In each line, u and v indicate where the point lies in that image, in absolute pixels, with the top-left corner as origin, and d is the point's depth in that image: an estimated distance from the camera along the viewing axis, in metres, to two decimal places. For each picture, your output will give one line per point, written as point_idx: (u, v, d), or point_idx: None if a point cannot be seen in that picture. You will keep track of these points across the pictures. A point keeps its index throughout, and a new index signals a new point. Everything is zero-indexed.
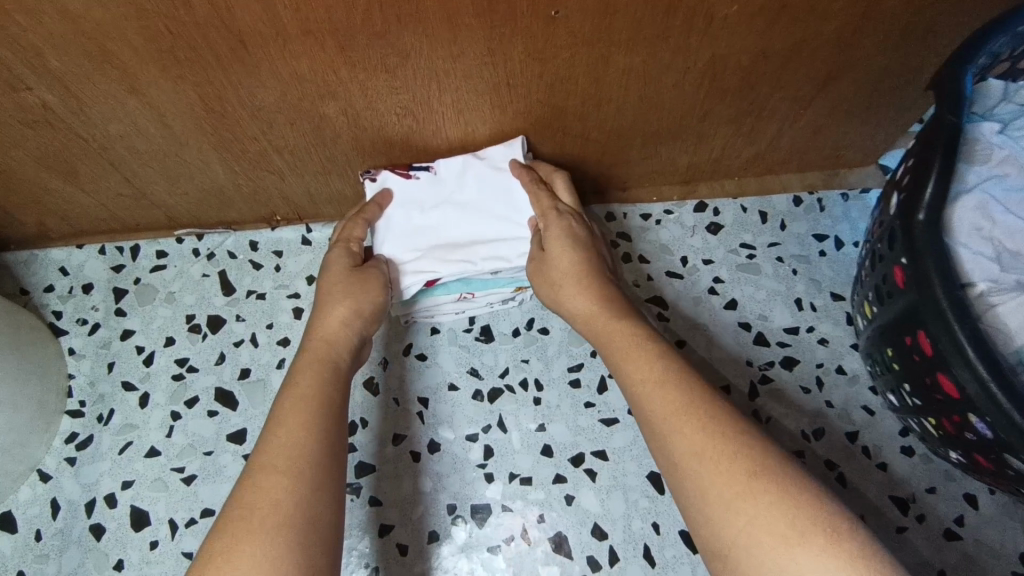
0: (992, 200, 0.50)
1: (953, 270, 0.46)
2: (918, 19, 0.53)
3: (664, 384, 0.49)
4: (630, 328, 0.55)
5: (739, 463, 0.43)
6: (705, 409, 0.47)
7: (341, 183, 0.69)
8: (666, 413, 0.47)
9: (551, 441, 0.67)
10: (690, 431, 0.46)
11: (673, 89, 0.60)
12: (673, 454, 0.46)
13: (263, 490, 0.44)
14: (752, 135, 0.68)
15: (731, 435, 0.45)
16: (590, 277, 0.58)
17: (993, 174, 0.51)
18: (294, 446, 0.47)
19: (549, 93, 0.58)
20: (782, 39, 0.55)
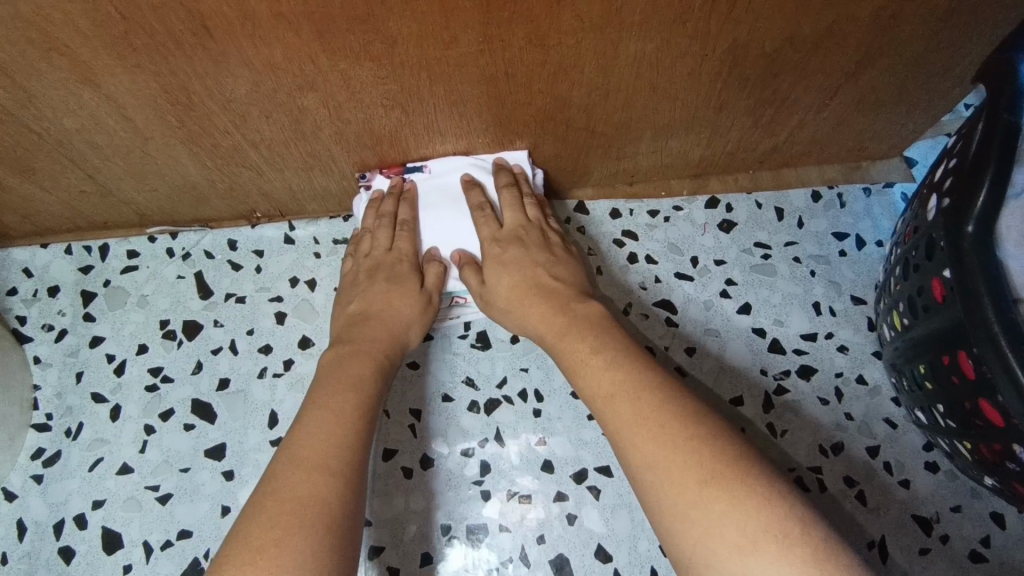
0: None
1: (1004, 286, 0.41)
2: (963, 4, 0.48)
3: (616, 394, 0.46)
4: (577, 339, 0.52)
5: (689, 470, 0.41)
6: (662, 410, 0.44)
7: (325, 180, 0.64)
8: (623, 423, 0.45)
9: (552, 456, 0.62)
10: (646, 440, 0.43)
11: (688, 78, 0.54)
12: (632, 458, 0.43)
13: (296, 509, 0.41)
14: (772, 126, 0.63)
15: (687, 441, 0.42)
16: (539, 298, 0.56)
17: None
18: (324, 466, 0.44)
19: (552, 83, 0.53)
20: (812, 24, 0.49)
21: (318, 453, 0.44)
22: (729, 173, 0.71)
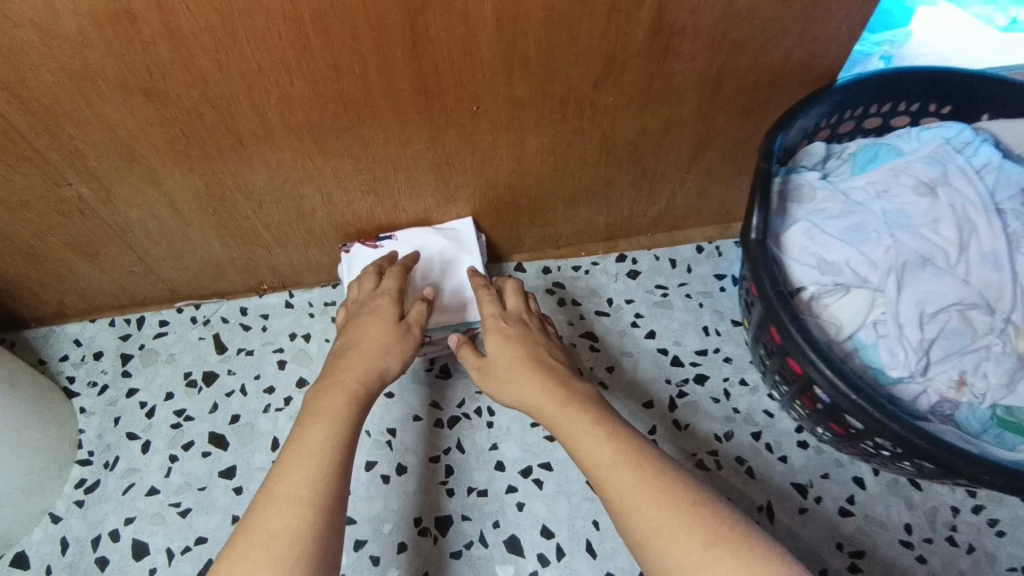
0: (816, 226, 0.64)
1: (780, 277, 0.61)
2: (751, 102, 0.71)
3: (619, 465, 0.51)
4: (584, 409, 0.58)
5: (695, 532, 0.45)
6: (661, 479, 0.49)
7: (319, 253, 0.84)
8: (625, 492, 0.49)
9: (504, 457, 0.77)
10: (650, 507, 0.47)
11: (578, 161, 0.76)
12: (635, 532, 0.47)
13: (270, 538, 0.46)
14: (651, 196, 0.85)
15: (691, 507, 0.47)
16: (533, 375, 0.62)
17: (817, 207, 0.66)
18: (294, 496, 0.49)
19: (482, 168, 0.75)
20: (654, 120, 0.72)
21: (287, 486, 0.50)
22: (633, 236, 0.93)
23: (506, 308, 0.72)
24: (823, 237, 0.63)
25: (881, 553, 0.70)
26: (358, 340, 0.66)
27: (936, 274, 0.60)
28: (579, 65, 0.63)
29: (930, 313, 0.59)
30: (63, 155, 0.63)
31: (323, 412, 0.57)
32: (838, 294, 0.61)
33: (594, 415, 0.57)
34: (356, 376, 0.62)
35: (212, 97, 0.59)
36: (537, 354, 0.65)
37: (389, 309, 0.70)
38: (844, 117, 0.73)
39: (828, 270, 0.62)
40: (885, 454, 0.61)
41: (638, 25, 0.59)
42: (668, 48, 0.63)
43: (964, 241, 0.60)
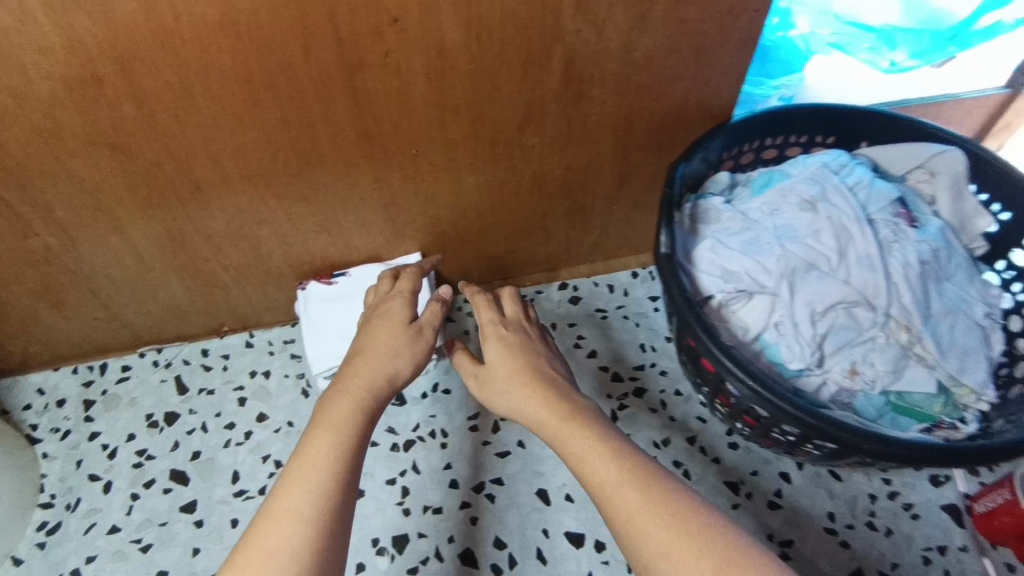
0: (720, 241, 0.72)
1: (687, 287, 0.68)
2: (661, 139, 0.81)
3: (624, 484, 0.52)
4: (589, 427, 0.59)
5: (704, 559, 0.46)
6: (667, 500, 0.50)
7: (277, 292, 0.89)
8: (633, 512, 0.50)
9: (457, 476, 0.82)
10: (660, 528, 0.48)
11: (513, 196, 0.84)
12: (643, 551, 0.48)
13: (271, 553, 0.46)
14: (585, 227, 0.93)
15: (702, 530, 0.47)
16: (536, 393, 0.64)
17: (722, 226, 0.75)
18: (290, 511, 0.49)
19: (425, 206, 0.82)
20: (577, 157, 0.81)
21: (287, 502, 0.50)
22: (574, 265, 1.00)
23: (506, 321, 0.75)
24: (726, 252, 0.71)
25: (807, 541, 0.75)
26: (368, 348, 0.67)
27: (822, 278, 0.67)
28: (504, 110, 0.71)
29: (819, 312, 0.66)
30: (32, 208, 0.69)
31: (325, 424, 0.57)
32: (742, 300, 0.69)
33: (598, 431, 0.58)
34: (361, 384, 0.62)
35: (172, 148, 0.66)
36: (535, 371, 0.68)
37: (401, 311, 0.72)
38: (743, 150, 0.83)
39: (730, 279, 0.70)
40: (791, 441, 0.69)
41: (551, 74, 0.68)
42: (580, 94, 0.72)
43: (841, 249, 0.69)
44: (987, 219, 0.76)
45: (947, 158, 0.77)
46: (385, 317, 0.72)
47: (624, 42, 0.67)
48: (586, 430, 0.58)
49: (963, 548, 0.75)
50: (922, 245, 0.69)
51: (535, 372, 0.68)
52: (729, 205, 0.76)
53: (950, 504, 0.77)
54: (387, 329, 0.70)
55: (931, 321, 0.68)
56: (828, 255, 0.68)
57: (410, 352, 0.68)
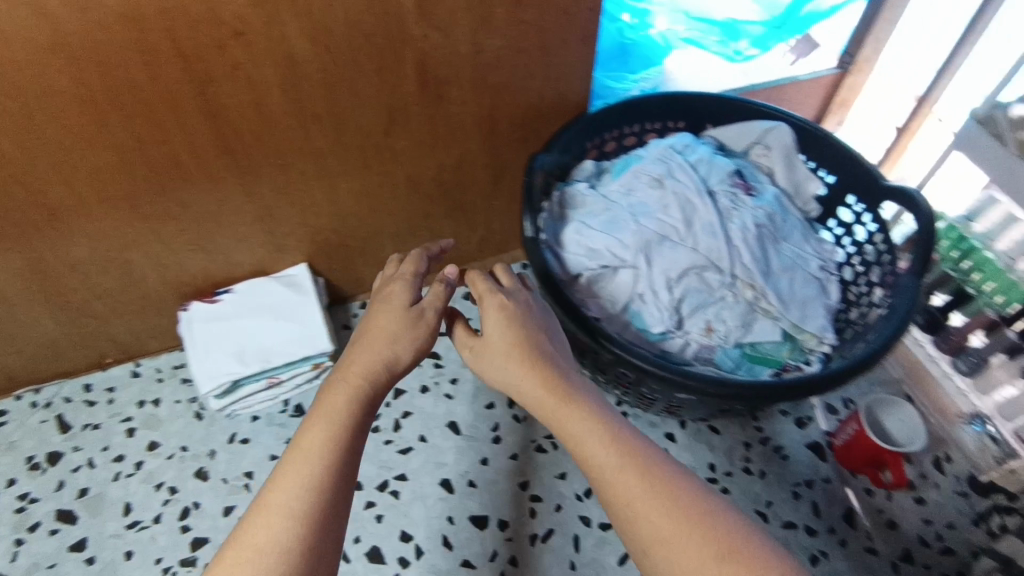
0: (584, 224, 0.77)
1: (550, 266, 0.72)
2: (526, 133, 0.86)
3: (624, 469, 0.52)
4: (586, 409, 0.57)
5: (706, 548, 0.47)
6: (662, 486, 0.51)
7: (159, 317, 0.87)
8: (634, 498, 0.51)
9: (361, 477, 0.83)
10: (658, 516, 0.50)
11: (391, 199, 0.86)
12: (641, 535, 0.50)
13: (267, 552, 0.46)
14: (469, 224, 0.97)
15: (697, 516, 0.49)
16: (537, 372, 0.60)
17: (586, 209, 0.79)
18: (285, 508, 0.48)
19: (304, 216, 0.83)
20: (449, 156, 0.84)
21: (283, 498, 0.49)
22: (465, 261, 1.04)
23: (507, 290, 0.67)
24: (589, 232, 0.75)
25: None
26: (371, 331, 0.62)
27: (673, 248, 0.74)
28: (366, 115, 0.74)
29: (675, 277, 0.73)
30: None
31: (323, 416, 0.55)
32: (605, 275, 0.74)
33: (596, 412, 0.58)
34: (360, 372, 0.58)
35: (19, 177, 0.64)
36: (536, 346, 0.62)
37: (401, 294, 0.65)
38: (605, 139, 0.90)
39: (594, 257, 0.75)
40: (662, 398, 0.76)
41: (406, 77, 0.71)
42: (440, 95, 0.75)
43: (688, 219, 0.75)
44: (817, 183, 0.85)
45: (777, 132, 0.85)
46: (384, 297, 0.65)
47: (472, 44, 0.71)
48: (585, 415, 0.57)
49: (827, 480, 0.82)
50: (758, 211, 0.77)
51: (536, 346, 0.62)
52: (591, 191, 0.81)
53: (814, 442, 0.86)
54: (387, 317, 0.63)
55: (772, 277, 0.76)
56: (678, 226, 0.75)
57: (412, 335, 0.62)
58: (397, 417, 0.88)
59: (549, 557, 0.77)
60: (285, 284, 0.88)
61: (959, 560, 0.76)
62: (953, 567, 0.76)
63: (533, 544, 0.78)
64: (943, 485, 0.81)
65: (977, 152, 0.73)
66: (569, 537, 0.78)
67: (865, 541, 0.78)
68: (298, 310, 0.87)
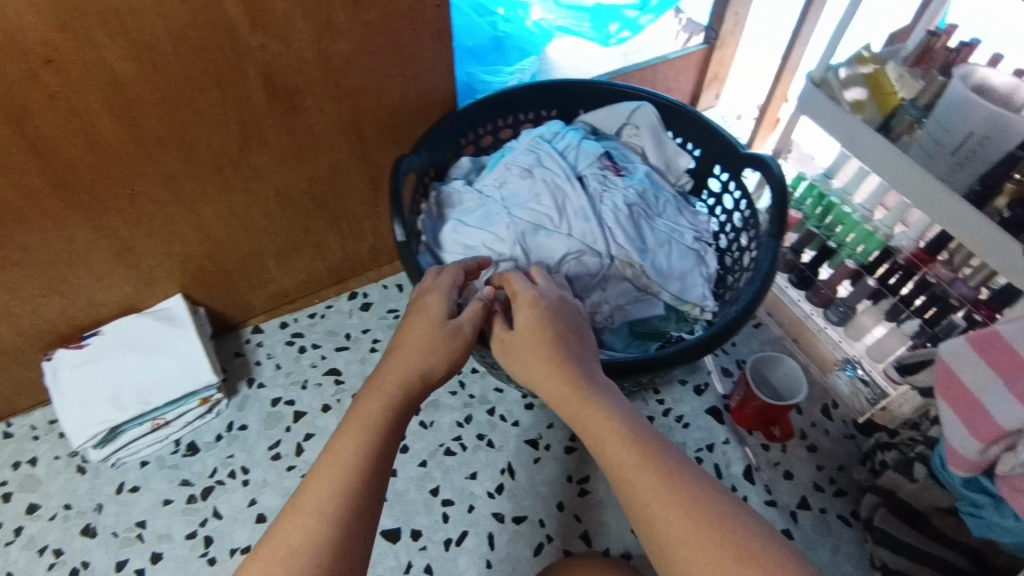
0: (459, 222, 0.76)
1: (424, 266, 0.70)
2: (397, 136, 0.84)
3: (645, 468, 0.48)
4: (604, 407, 0.53)
5: (722, 548, 0.43)
6: (678, 486, 0.47)
7: (23, 370, 0.81)
8: (651, 498, 0.47)
9: (263, 509, 0.79)
10: (676, 517, 0.45)
11: (263, 217, 0.83)
12: (659, 539, 0.45)
13: (297, 553, 0.43)
14: (356, 234, 0.94)
15: (717, 519, 0.45)
16: (562, 371, 0.56)
17: (461, 207, 0.79)
18: (318, 509, 0.46)
19: (169, 245, 0.78)
20: (319, 169, 0.81)
21: (317, 497, 0.46)
22: (360, 273, 1.01)
23: (539, 286, 0.64)
24: (464, 229, 0.75)
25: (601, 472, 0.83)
26: (408, 338, 0.58)
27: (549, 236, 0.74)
28: (216, 133, 0.70)
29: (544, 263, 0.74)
30: None
31: (356, 421, 0.52)
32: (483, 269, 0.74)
33: (614, 408, 0.54)
34: (395, 381, 0.55)
35: None
36: (565, 344, 0.58)
37: (436, 306, 0.60)
38: (480, 134, 0.90)
39: (471, 254, 0.74)
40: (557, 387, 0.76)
41: (253, 90, 0.68)
42: (294, 105, 0.72)
43: (561, 206, 0.76)
44: (686, 157, 0.88)
45: (642, 112, 0.87)
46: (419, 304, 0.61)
47: (318, 50, 0.68)
48: (607, 413, 0.53)
49: (725, 441, 0.85)
50: (628, 190, 0.79)
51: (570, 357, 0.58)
52: (469, 188, 0.80)
53: (712, 407, 0.89)
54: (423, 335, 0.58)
55: (649, 253, 0.77)
56: (551, 215, 0.75)
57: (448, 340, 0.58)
58: (299, 441, 0.85)
59: (465, 560, 0.76)
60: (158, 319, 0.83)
61: (851, 500, 0.81)
62: (846, 507, 0.80)
63: (448, 549, 0.77)
64: (832, 431, 0.86)
65: (818, 114, 0.77)
66: (484, 536, 0.78)
67: (765, 495, 0.81)
68: (175, 344, 0.82)
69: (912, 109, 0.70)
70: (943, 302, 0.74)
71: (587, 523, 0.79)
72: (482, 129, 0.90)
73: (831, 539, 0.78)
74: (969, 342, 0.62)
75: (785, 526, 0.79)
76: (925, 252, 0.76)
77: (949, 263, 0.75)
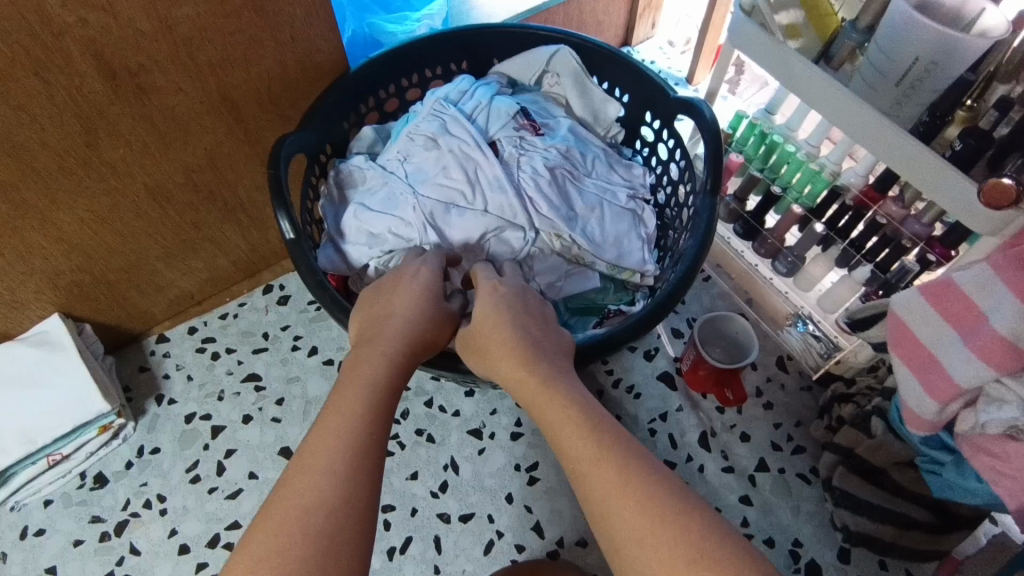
0: (361, 207, 0.68)
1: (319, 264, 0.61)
2: (282, 110, 0.74)
3: (602, 460, 0.41)
4: (566, 394, 0.46)
5: (677, 549, 0.36)
6: (637, 481, 0.40)
7: None
8: (608, 493, 0.40)
9: (186, 538, 0.73)
10: (633, 514, 0.38)
11: (139, 217, 0.73)
12: (611, 537, 0.39)
13: (303, 517, 0.36)
14: (259, 222, 0.84)
15: (675, 514, 0.38)
16: (519, 356, 0.50)
17: (362, 189, 0.70)
18: (320, 464, 0.39)
19: (27, 261, 0.68)
20: (194, 155, 0.71)
21: (321, 452, 0.39)
22: (273, 264, 0.91)
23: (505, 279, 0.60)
24: (367, 214, 0.67)
25: (550, 456, 0.78)
26: (391, 313, 0.53)
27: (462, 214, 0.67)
28: (51, 130, 0.59)
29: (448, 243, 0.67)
30: None
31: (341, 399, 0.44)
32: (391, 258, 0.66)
33: (578, 398, 0.46)
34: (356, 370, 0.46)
35: None
36: (530, 332, 0.53)
37: (411, 295, 0.55)
38: (381, 97, 0.80)
39: (376, 244, 0.67)
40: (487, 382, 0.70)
41: (84, 74, 0.57)
42: (143, 87, 0.61)
43: (471, 177, 0.69)
44: (614, 105, 0.79)
45: (560, 57, 0.78)
46: (393, 286, 0.57)
47: (156, 19, 0.57)
48: (569, 400, 0.45)
49: (679, 409, 0.81)
50: (549, 151, 0.72)
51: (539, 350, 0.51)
52: (370, 165, 0.71)
53: (664, 372, 0.84)
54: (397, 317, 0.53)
55: (578, 221, 0.70)
56: (456, 189, 0.68)
57: (437, 312, 0.55)
58: (220, 458, 0.77)
59: (411, 568, 0.72)
60: (35, 345, 0.74)
61: (811, 456, 0.77)
62: (805, 464, 0.77)
63: (392, 558, 0.72)
64: (788, 384, 0.82)
65: (748, 45, 0.69)
66: (430, 541, 0.73)
67: (722, 461, 0.77)
68: (57, 373, 0.73)
69: (852, 33, 0.62)
70: (896, 243, 0.69)
71: (539, 512, 0.74)
72: (384, 91, 0.79)
73: (791, 500, 0.74)
74: (922, 293, 0.57)
75: (744, 492, 0.75)
76: (874, 190, 0.70)
77: (900, 200, 0.69)
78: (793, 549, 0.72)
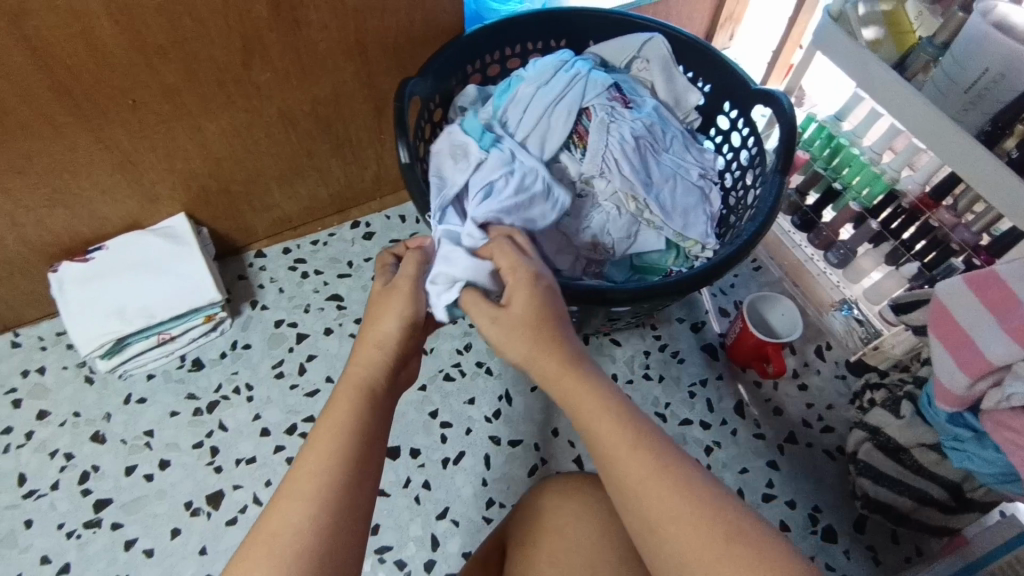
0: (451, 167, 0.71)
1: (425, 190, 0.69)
2: (400, 60, 0.83)
3: (638, 449, 0.46)
4: (596, 387, 0.49)
5: (713, 526, 0.42)
6: (677, 475, 0.44)
7: (29, 283, 0.83)
8: (644, 478, 0.44)
9: (269, 424, 0.82)
10: (668, 497, 0.44)
11: (266, 138, 0.82)
12: (648, 518, 0.44)
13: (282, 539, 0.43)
14: (360, 160, 0.94)
15: (709, 499, 0.44)
16: (557, 343, 0.50)
17: (456, 147, 0.72)
18: (300, 496, 0.44)
19: (171, 161, 0.78)
20: (322, 88, 0.80)
21: (302, 484, 0.45)
22: (363, 202, 1.01)
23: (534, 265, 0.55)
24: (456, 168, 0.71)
25: None
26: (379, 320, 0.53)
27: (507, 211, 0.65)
28: (218, 46, 0.69)
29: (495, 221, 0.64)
30: None
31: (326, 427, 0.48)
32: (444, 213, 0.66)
33: (608, 391, 0.49)
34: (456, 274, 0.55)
35: None
36: (560, 322, 0.52)
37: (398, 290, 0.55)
38: (486, 62, 0.88)
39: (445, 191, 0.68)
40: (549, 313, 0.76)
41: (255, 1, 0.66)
42: (298, 20, 0.71)
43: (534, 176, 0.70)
44: (695, 94, 0.87)
45: (653, 44, 0.86)
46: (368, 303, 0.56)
47: None
48: (602, 391, 0.49)
49: (719, 377, 0.87)
50: (636, 123, 0.80)
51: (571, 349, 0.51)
52: (480, 135, 0.73)
53: (708, 344, 0.90)
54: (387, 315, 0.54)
55: (654, 187, 0.78)
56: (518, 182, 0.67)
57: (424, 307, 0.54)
58: (301, 361, 0.87)
59: (462, 478, 0.79)
60: (161, 237, 0.84)
61: (838, 435, 0.83)
62: (832, 442, 0.83)
63: (445, 467, 0.80)
64: (824, 370, 0.88)
65: (832, 49, 0.76)
66: (480, 457, 0.81)
67: (754, 428, 0.84)
68: (177, 263, 0.83)
69: (929, 47, 0.69)
70: (944, 246, 0.75)
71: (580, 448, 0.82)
72: (489, 56, 0.88)
73: (815, 471, 0.81)
74: (967, 282, 0.63)
75: (771, 458, 0.81)
76: (930, 198, 0.76)
77: (953, 209, 0.74)
78: (812, 513, 0.78)
